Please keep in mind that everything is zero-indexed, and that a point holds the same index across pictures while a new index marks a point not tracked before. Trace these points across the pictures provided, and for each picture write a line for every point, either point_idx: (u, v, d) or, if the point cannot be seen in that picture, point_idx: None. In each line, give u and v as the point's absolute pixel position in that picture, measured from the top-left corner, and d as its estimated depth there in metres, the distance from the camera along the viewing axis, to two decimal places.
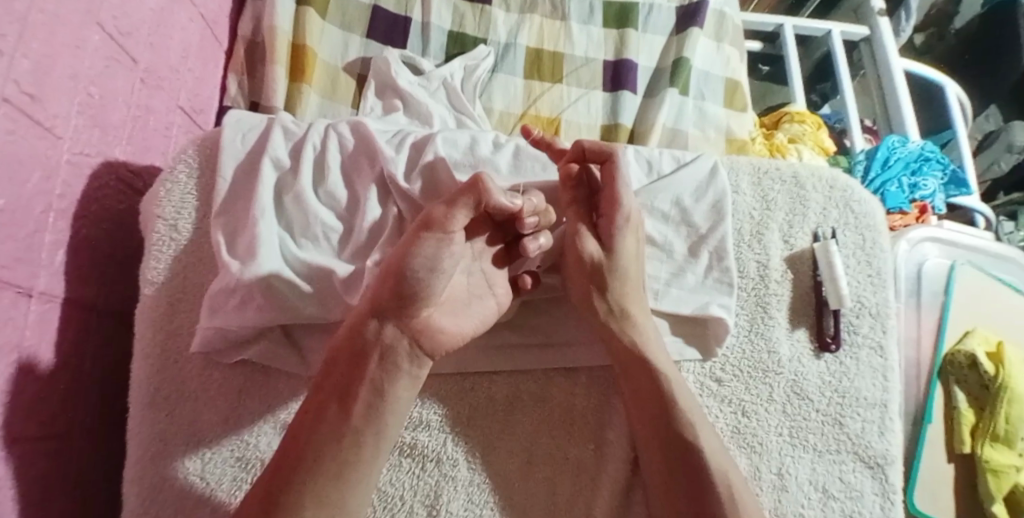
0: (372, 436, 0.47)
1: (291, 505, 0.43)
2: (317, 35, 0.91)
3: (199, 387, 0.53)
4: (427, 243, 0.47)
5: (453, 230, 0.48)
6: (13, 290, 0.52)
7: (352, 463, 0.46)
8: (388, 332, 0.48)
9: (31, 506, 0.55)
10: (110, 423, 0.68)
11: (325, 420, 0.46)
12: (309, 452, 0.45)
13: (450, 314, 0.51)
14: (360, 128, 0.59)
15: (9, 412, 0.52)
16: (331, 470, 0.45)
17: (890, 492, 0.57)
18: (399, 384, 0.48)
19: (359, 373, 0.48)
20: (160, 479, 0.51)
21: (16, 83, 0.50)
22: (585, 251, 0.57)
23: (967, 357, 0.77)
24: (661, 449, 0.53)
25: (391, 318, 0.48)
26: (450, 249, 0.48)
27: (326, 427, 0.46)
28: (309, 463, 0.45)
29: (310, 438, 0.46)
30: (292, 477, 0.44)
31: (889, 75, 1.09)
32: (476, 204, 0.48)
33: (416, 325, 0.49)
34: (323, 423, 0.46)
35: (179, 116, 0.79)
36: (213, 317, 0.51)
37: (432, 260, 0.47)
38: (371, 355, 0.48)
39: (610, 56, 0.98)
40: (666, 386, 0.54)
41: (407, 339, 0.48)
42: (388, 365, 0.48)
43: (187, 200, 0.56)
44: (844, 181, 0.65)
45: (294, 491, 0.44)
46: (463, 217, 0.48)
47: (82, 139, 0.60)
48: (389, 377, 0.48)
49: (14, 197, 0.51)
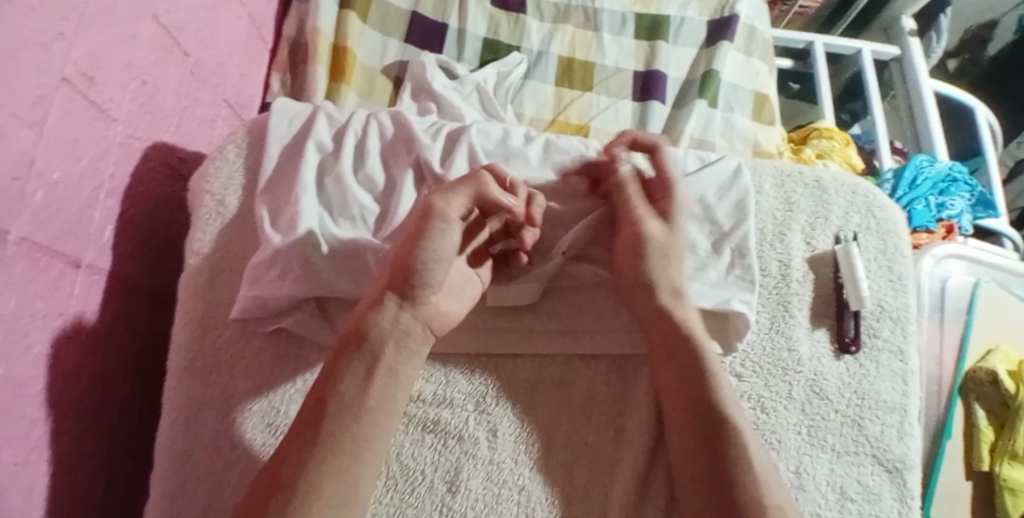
0: (385, 415, 0.48)
1: (298, 477, 0.43)
2: (358, 38, 0.95)
3: (236, 354, 0.56)
4: (436, 233, 0.50)
5: (452, 217, 0.51)
6: (63, 260, 0.55)
7: (367, 443, 0.47)
8: (404, 319, 0.51)
9: (67, 467, 0.57)
10: (147, 403, 0.70)
11: (336, 386, 0.48)
12: (322, 424, 0.46)
13: (449, 296, 0.54)
14: (399, 117, 0.62)
15: (50, 375, 0.54)
16: (342, 440, 0.46)
17: (908, 497, 0.57)
18: (410, 363, 0.51)
19: (360, 353, 0.49)
20: (191, 442, 0.53)
21: (75, 65, 0.53)
22: (640, 220, 0.59)
23: (988, 374, 0.77)
24: (693, 443, 0.51)
25: (405, 305, 0.51)
26: (450, 237, 0.51)
27: (344, 402, 0.47)
28: (320, 440, 0.45)
29: (324, 418, 0.46)
30: (309, 445, 0.45)
31: (918, 97, 1.09)
32: (474, 194, 0.52)
33: (426, 311, 0.52)
34: (338, 400, 0.47)
35: (224, 109, 0.83)
36: (254, 285, 0.53)
37: (437, 248, 0.50)
38: (387, 345, 0.50)
39: (640, 67, 1.01)
40: (699, 365, 0.54)
41: (421, 324, 0.52)
42: (404, 349, 0.51)
43: (234, 179, 0.59)
44: (866, 187, 0.67)
45: (308, 459, 0.44)
46: (458, 204, 0.51)
47: (134, 123, 0.64)
48: (403, 359, 0.51)
49: (67, 172, 0.54)
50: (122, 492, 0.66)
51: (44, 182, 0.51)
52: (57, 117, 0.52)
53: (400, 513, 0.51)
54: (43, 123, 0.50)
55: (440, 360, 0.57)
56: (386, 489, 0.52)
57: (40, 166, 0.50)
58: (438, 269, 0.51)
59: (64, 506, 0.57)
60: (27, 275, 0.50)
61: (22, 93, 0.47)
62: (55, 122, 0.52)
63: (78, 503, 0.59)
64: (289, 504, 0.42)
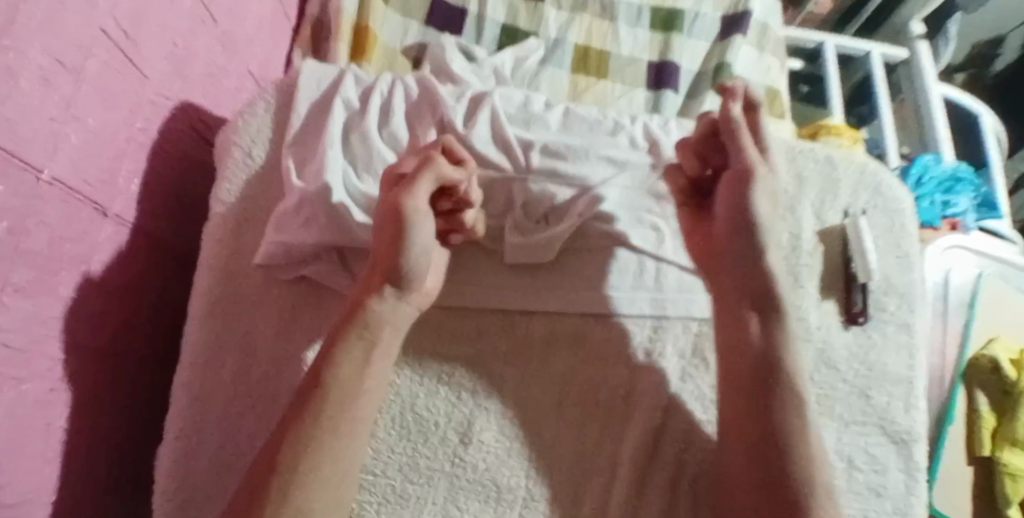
0: (367, 397, 0.50)
1: (291, 456, 0.45)
2: (380, 20, 0.94)
3: (256, 300, 0.57)
4: (412, 231, 0.51)
5: (418, 204, 0.51)
6: (91, 207, 0.55)
7: (352, 421, 0.48)
8: (400, 307, 0.53)
9: (86, 414, 0.57)
10: (164, 363, 0.69)
11: (342, 339, 0.50)
12: (312, 400, 0.47)
13: (435, 269, 0.56)
14: (425, 81, 0.64)
15: (74, 318, 0.54)
16: (348, 394, 0.48)
17: (914, 468, 0.58)
18: (383, 336, 0.51)
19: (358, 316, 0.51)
20: (210, 385, 0.54)
21: (114, 19, 0.54)
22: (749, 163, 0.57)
23: (990, 362, 0.80)
24: (746, 427, 0.53)
25: (393, 291, 0.52)
26: (421, 225, 0.51)
27: (348, 365, 0.49)
28: (299, 423, 0.47)
29: (324, 393, 0.48)
30: (314, 393, 0.48)
31: (925, 99, 1.11)
32: (433, 179, 0.51)
33: (416, 294, 0.54)
34: (336, 362, 0.49)
35: (248, 81, 0.83)
36: (278, 232, 0.55)
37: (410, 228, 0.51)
38: (382, 327, 0.51)
39: (655, 57, 1.02)
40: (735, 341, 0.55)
41: (415, 305, 0.54)
42: (395, 332, 0.52)
43: (264, 132, 0.61)
44: (875, 166, 0.68)
45: (312, 409, 0.47)
46: (423, 192, 0.51)
47: (164, 84, 0.64)
48: (394, 338, 0.53)
49: (102, 121, 0.55)
50: (138, 451, 0.65)
51: (79, 127, 0.51)
52: (96, 67, 0.53)
53: (417, 461, 0.54)
54: (81, 70, 0.51)
55: (455, 314, 0.59)
56: (408, 437, 0.54)
57: (76, 111, 0.51)
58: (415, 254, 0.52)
59: (79, 454, 0.56)
60: (58, 216, 0.50)
61: (65, 38, 0.48)
62: (92, 71, 0.52)
63: (96, 452, 0.59)
64: (292, 476, 0.44)
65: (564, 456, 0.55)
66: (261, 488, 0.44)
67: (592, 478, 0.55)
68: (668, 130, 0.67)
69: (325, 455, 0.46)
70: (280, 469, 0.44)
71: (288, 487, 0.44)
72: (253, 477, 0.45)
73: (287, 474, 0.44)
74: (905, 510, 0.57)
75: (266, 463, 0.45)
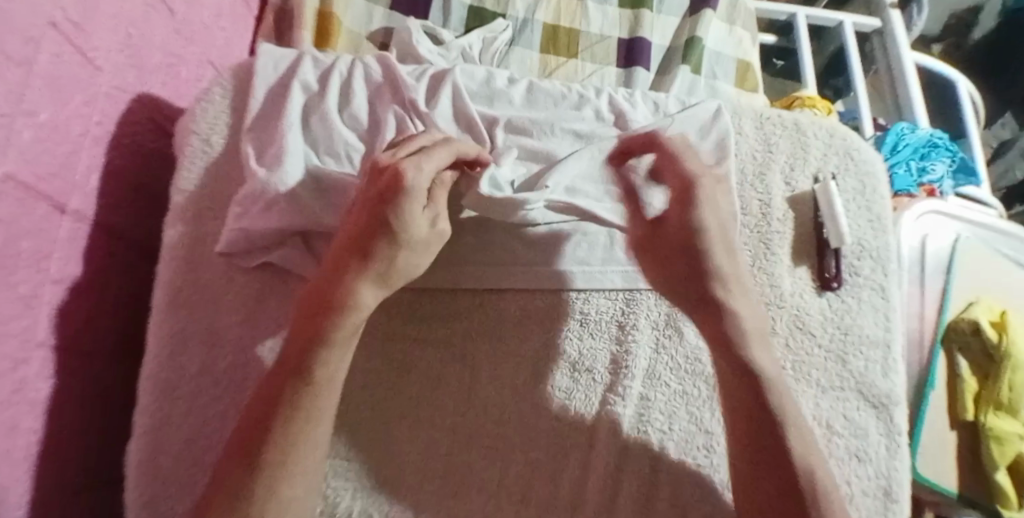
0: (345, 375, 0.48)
1: (263, 450, 0.44)
2: (343, 4, 0.92)
3: (220, 289, 0.56)
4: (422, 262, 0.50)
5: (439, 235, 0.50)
6: (48, 203, 0.53)
7: (320, 413, 0.46)
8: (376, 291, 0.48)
9: (52, 413, 0.55)
10: (133, 360, 0.67)
11: (323, 335, 0.46)
12: (288, 390, 0.45)
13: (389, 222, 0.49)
14: (384, 61, 0.65)
15: (35, 316, 0.52)
16: (333, 384, 0.47)
17: (895, 433, 0.58)
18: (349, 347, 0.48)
19: (340, 323, 0.47)
20: (175, 377, 0.53)
21: (62, 10, 0.52)
22: (685, 230, 0.53)
23: (970, 325, 0.80)
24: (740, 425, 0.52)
25: (370, 283, 0.48)
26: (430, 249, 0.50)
27: (330, 348, 0.46)
28: (286, 416, 0.45)
29: (282, 391, 0.46)
30: (300, 388, 0.46)
31: (900, 68, 1.10)
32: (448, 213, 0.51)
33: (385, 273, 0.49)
34: (318, 341, 0.46)
35: (208, 71, 0.81)
36: (240, 218, 0.54)
37: (410, 225, 0.47)
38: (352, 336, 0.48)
39: (624, 34, 0.99)
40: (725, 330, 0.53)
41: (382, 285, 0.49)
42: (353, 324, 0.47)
43: (221, 118, 0.61)
44: (843, 131, 0.69)
45: (304, 406, 0.46)
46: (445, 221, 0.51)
47: (120, 75, 0.62)
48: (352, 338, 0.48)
49: (56, 114, 0.53)
50: (107, 450, 0.63)
51: (31, 121, 0.50)
52: (45, 60, 0.51)
53: (390, 445, 0.53)
54: (31, 63, 0.49)
55: (423, 297, 0.58)
56: (380, 422, 0.54)
57: (28, 105, 0.49)
58: (405, 255, 0.48)
59: (46, 451, 0.54)
60: (12, 213, 0.48)
61: (12, 29, 0.47)
62: (43, 64, 0.51)
63: (65, 452, 0.57)
64: (278, 473, 0.44)
65: (541, 431, 0.55)
66: (240, 481, 0.43)
67: (569, 453, 0.54)
68: (634, 102, 0.69)
69: (308, 442, 0.46)
70: (265, 457, 0.44)
71: (275, 482, 0.44)
72: (228, 472, 0.44)
73: (272, 465, 0.44)
74: (888, 474, 0.56)
75: (241, 453, 0.44)
